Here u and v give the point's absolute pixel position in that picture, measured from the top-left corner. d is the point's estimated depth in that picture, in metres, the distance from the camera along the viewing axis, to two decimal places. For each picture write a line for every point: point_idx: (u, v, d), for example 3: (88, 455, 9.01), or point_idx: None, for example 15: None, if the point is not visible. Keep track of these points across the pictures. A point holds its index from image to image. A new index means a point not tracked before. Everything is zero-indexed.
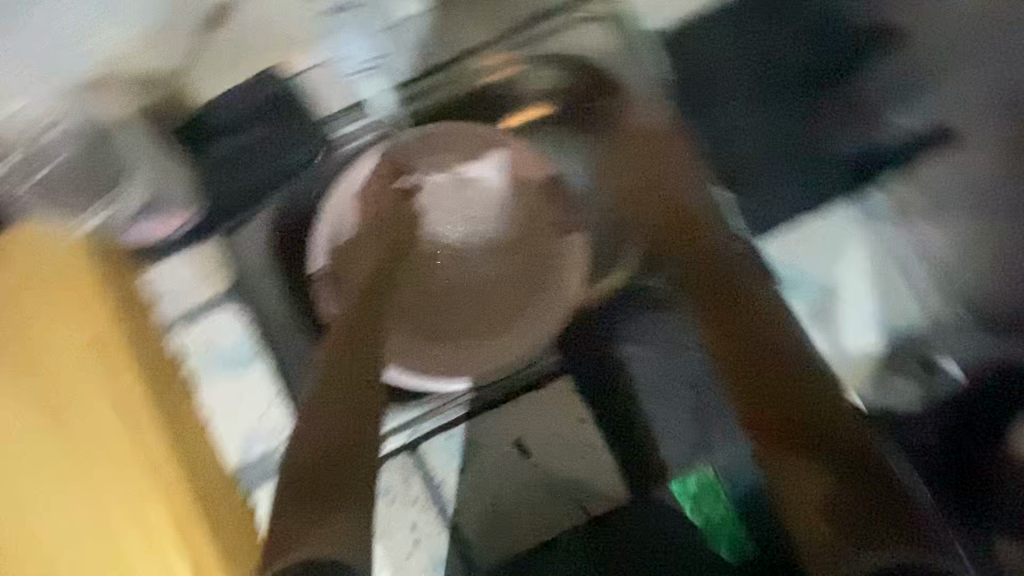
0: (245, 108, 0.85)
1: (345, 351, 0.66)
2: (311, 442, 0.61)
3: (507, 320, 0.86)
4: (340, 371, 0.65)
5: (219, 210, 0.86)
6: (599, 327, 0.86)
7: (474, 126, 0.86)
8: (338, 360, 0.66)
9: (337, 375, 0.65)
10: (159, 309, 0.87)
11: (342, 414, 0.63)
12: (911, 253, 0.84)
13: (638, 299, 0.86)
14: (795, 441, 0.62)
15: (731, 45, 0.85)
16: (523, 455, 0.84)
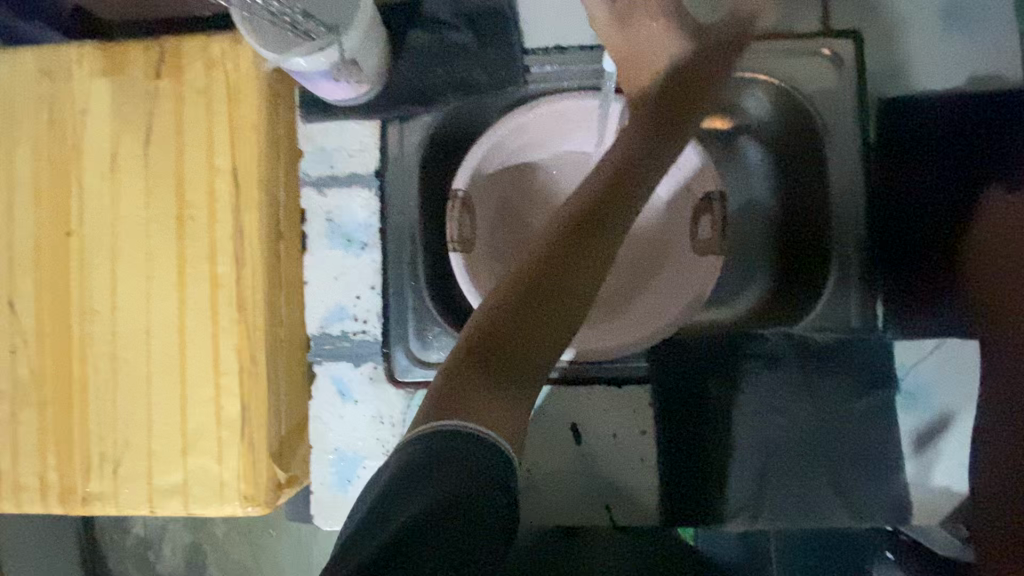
0: (460, 13, 0.86)
1: (555, 275, 0.62)
2: (476, 351, 0.58)
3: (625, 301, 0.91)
4: (550, 274, 0.62)
5: (393, 94, 0.86)
6: (698, 357, 0.84)
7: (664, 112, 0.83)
8: (539, 279, 0.62)
9: (523, 283, 0.61)
10: (303, 164, 0.90)
11: (542, 322, 0.61)
12: None
13: (747, 345, 0.84)
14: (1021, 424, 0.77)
15: (943, 141, 0.83)
16: (575, 441, 0.84)
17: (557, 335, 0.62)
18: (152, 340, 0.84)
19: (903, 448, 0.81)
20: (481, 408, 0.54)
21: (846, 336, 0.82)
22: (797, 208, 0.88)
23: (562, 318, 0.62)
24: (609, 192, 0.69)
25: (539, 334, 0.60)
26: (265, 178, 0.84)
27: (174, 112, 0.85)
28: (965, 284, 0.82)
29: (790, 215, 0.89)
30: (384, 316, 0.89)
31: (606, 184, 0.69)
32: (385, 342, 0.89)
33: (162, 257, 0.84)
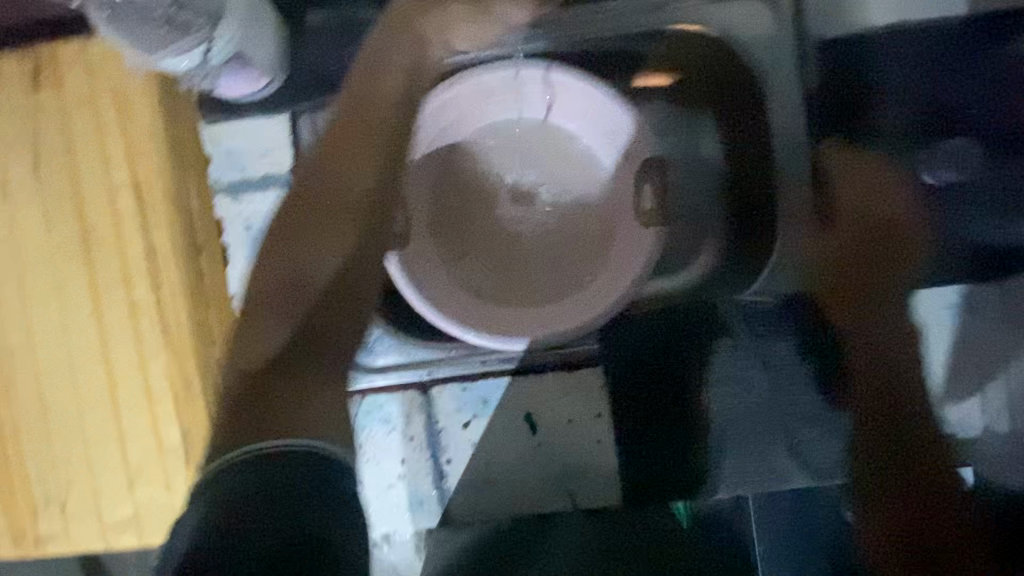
0: None
1: (289, 261, 0.76)
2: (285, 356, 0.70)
3: (568, 287, 0.86)
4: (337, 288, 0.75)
5: (300, 84, 0.80)
6: (649, 330, 0.83)
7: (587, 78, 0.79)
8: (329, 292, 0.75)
9: (293, 294, 0.74)
10: (212, 169, 0.84)
11: (328, 328, 0.74)
12: (998, 361, 0.78)
13: (692, 315, 0.83)
14: (899, 421, 0.79)
15: (893, 77, 0.78)
16: (530, 430, 0.82)
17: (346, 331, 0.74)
18: (76, 376, 0.79)
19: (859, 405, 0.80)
20: (300, 421, 0.60)
21: (796, 296, 0.80)
22: (744, 166, 0.83)
23: (349, 310, 0.75)
24: (361, 208, 0.78)
25: (337, 326, 0.74)
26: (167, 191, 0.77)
27: (59, 128, 0.77)
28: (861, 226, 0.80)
29: (737, 174, 0.83)
30: None
31: (362, 207, 0.78)
32: None
33: (71, 287, 0.78)
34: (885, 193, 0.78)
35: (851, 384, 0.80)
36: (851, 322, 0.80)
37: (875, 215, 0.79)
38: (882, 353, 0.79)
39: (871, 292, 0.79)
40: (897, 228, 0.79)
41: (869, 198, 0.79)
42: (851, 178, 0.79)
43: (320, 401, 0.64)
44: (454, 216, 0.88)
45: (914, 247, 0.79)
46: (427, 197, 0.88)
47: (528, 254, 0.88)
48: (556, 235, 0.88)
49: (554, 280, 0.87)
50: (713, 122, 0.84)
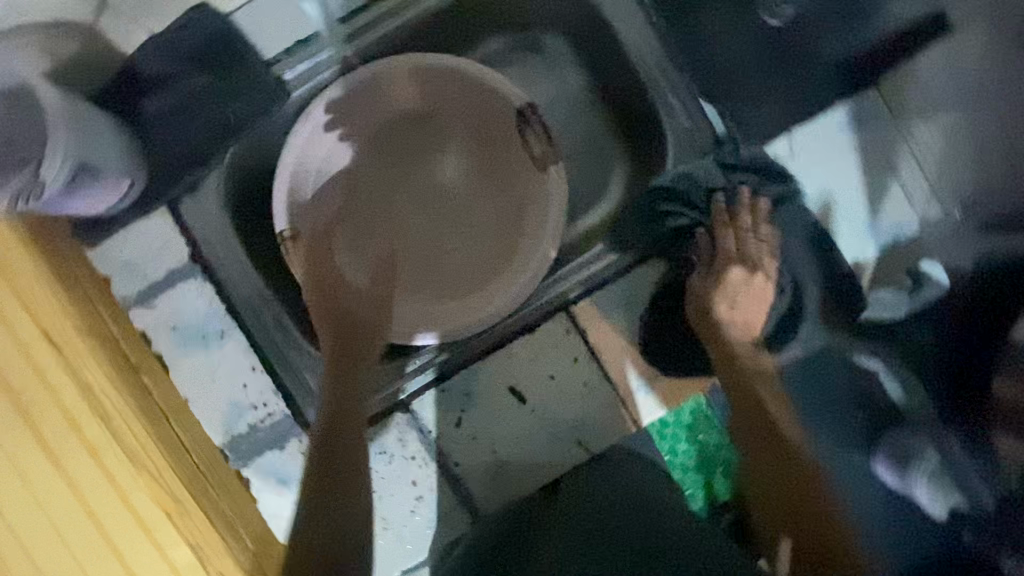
0: (176, 56, 0.76)
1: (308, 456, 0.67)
2: None
3: (504, 248, 0.88)
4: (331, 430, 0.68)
5: (165, 174, 0.78)
6: (599, 263, 0.81)
7: (435, 57, 0.81)
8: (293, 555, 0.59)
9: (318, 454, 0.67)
10: (115, 287, 0.78)
11: None
12: (905, 156, 0.81)
13: (630, 228, 0.82)
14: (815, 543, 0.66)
15: None
16: (519, 402, 0.81)
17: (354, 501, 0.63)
18: (66, 539, 0.76)
19: (803, 247, 0.81)
20: None
21: (711, 174, 0.81)
22: (601, 86, 0.87)
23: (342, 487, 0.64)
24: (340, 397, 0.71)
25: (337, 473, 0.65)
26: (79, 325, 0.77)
27: None
28: (739, 84, 0.81)
29: (609, 96, 0.88)
30: (281, 389, 0.81)
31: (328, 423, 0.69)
32: (296, 412, 0.81)
33: (25, 461, 0.75)
34: (743, 47, 0.81)
35: (794, 229, 0.81)
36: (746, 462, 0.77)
37: (739, 77, 0.81)
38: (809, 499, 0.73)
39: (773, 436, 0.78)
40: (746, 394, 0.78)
41: (726, 63, 0.81)
42: (734, 288, 0.78)
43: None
44: (367, 231, 0.90)
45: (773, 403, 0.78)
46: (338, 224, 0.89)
47: (456, 232, 0.91)
48: (475, 206, 0.91)
49: (488, 245, 0.89)
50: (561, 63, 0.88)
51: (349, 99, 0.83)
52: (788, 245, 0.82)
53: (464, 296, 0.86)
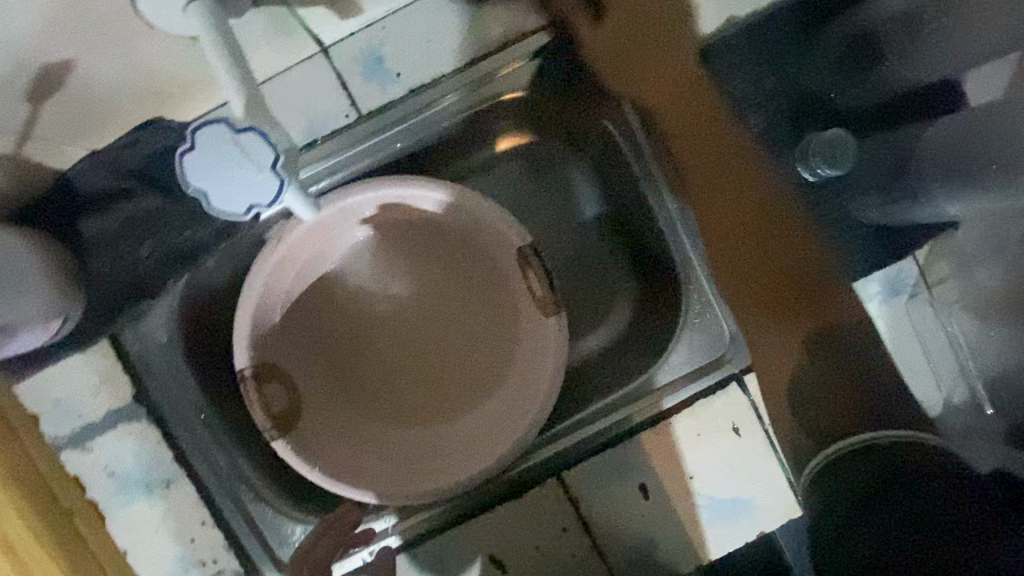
0: (123, 174, 0.64)
1: None
2: None
3: (488, 383, 0.80)
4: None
5: (107, 303, 0.68)
6: (609, 424, 0.75)
7: (443, 184, 0.72)
8: None
9: None
10: (45, 426, 0.69)
11: None
12: (936, 331, 0.74)
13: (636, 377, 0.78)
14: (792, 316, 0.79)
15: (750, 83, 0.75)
16: (498, 570, 0.74)
17: None
18: None
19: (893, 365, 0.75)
20: None
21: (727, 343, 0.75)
22: (611, 218, 0.82)
23: None
24: None
25: None
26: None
27: None
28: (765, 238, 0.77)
29: (623, 218, 0.81)
30: (233, 545, 0.72)
31: None
32: (250, 569, 0.72)
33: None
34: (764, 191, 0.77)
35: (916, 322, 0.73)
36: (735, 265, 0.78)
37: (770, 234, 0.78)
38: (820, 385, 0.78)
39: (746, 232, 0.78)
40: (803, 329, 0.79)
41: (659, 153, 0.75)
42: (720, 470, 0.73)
43: None
44: (346, 347, 0.81)
45: (836, 307, 0.77)
46: (312, 346, 0.80)
47: (437, 357, 0.82)
48: (461, 328, 0.82)
49: (473, 377, 0.81)
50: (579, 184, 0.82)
51: (336, 224, 0.73)
52: (897, 351, 0.74)
53: (449, 433, 0.78)
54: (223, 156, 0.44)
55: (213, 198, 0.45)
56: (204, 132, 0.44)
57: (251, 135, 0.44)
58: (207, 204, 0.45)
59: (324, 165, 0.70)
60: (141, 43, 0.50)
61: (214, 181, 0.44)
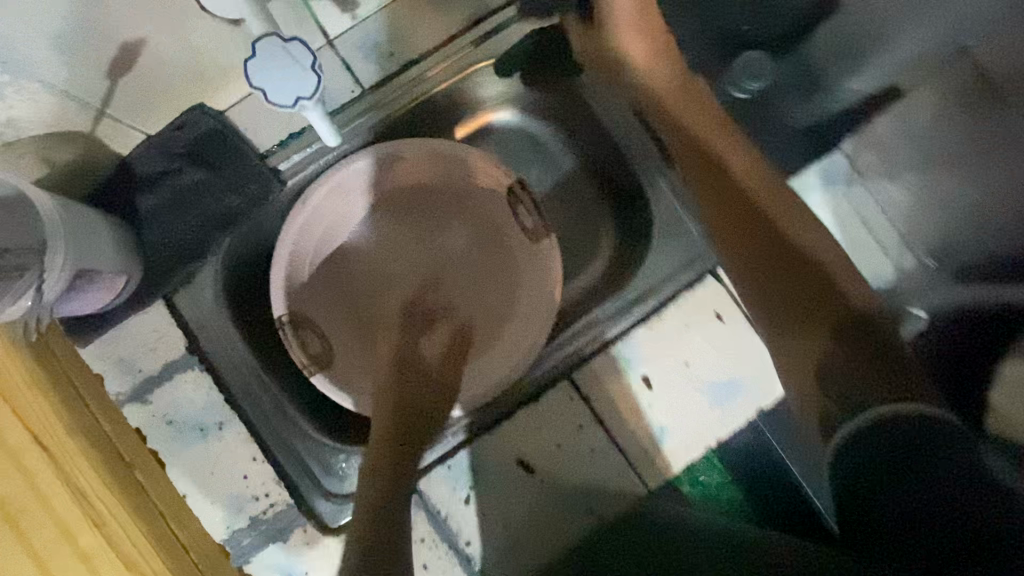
0: (172, 154, 0.77)
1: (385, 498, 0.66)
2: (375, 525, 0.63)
3: (500, 314, 0.89)
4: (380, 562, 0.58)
5: (161, 267, 0.78)
6: (604, 331, 0.84)
7: (439, 142, 0.85)
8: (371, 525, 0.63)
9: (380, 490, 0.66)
10: (108, 384, 0.78)
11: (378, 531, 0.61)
12: (874, 210, 0.85)
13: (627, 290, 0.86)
14: (820, 312, 0.65)
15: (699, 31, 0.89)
16: (526, 472, 0.81)
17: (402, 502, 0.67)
18: None
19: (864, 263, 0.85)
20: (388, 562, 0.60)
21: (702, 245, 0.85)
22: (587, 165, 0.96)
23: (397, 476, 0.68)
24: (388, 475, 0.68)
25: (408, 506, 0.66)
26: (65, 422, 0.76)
27: None
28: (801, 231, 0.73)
29: (598, 160, 0.95)
30: (283, 478, 0.79)
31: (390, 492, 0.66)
32: (300, 499, 0.79)
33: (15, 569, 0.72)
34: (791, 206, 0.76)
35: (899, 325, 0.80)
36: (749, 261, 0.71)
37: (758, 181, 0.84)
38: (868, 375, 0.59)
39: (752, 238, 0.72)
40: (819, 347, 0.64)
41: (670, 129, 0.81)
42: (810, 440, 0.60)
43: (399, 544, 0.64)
44: (366, 300, 0.90)
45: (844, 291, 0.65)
46: (337, 302, 0.89)
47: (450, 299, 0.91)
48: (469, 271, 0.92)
49: (486, 311, 0.90)
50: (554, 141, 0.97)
51: (347, 191, 0.85)
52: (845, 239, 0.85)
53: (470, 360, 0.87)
54: (278, 59, 0.58)
55: (269, 93, 0.59)
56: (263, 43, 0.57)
57: (297, 43, 0.58)
58: (265, 97, 0.59)
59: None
60: (193, 29, 0.63)
61: (269, 79, 0.58)
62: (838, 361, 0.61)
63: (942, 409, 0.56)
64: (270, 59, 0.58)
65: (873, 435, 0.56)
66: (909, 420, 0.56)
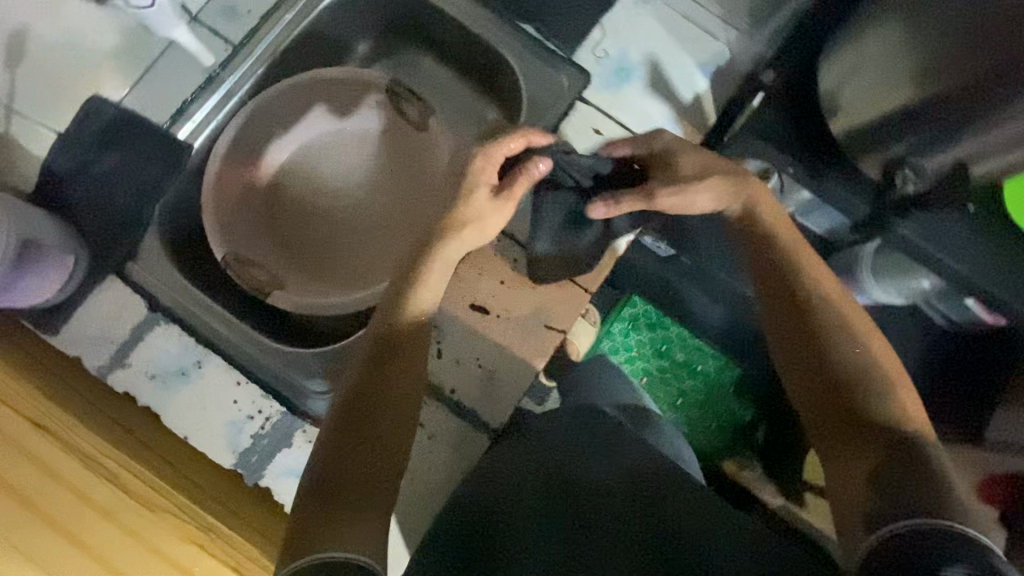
0: (87, 146, 0.86)
1: (360, 426, 0.61)
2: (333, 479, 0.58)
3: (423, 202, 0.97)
4: (331, 498, 0.57)
5: (105, 246, 0.86)
6: None
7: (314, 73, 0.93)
8: (334, 488, 0.57)
9: (357, 432, 0.61)
10: (87, 361, 0.84)
11: (350, 484, 0.58)
12: (691, 5, 0.96)
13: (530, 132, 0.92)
14: (858, 437, 0.63)
15: None
16: (484, 314, 0.89)
17: (377, 485, 0.59)
18: None
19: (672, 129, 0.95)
20: (338, 531, 0.54)
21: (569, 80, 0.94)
22: (451, 62, 1.02)
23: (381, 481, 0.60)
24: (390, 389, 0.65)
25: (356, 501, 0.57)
26: (40, 387, 0.74)
27: None
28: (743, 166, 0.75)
29: (462, 58, 1.00)
30: (270, 391, 0.85)
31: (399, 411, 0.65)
32: (292, 406, 0.85)
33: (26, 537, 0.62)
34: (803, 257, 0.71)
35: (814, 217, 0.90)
36: (853, 471, 0.61)
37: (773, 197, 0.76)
38: (907, 484, 0.56)
39: (854, 447, 0.62)
40: (868, 452, 0.61)
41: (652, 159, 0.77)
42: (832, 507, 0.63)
43: (358, 532, 0.54)
44: (297, 235, 0.98)
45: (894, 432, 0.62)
46: (272, 246, 0.96)
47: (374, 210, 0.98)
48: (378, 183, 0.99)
49: (410, 205, 0.98)
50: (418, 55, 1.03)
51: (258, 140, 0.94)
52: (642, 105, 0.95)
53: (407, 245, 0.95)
54: None
55: None
56: None
57: None
58: None
59: (220, 94, 0.90)
60: None
61: None
62: (894, 470, 0.58)
63: (976, 534, 0.51)
64: None
65: (889, 552, 0.52)
66: (928, 529, 0.52)
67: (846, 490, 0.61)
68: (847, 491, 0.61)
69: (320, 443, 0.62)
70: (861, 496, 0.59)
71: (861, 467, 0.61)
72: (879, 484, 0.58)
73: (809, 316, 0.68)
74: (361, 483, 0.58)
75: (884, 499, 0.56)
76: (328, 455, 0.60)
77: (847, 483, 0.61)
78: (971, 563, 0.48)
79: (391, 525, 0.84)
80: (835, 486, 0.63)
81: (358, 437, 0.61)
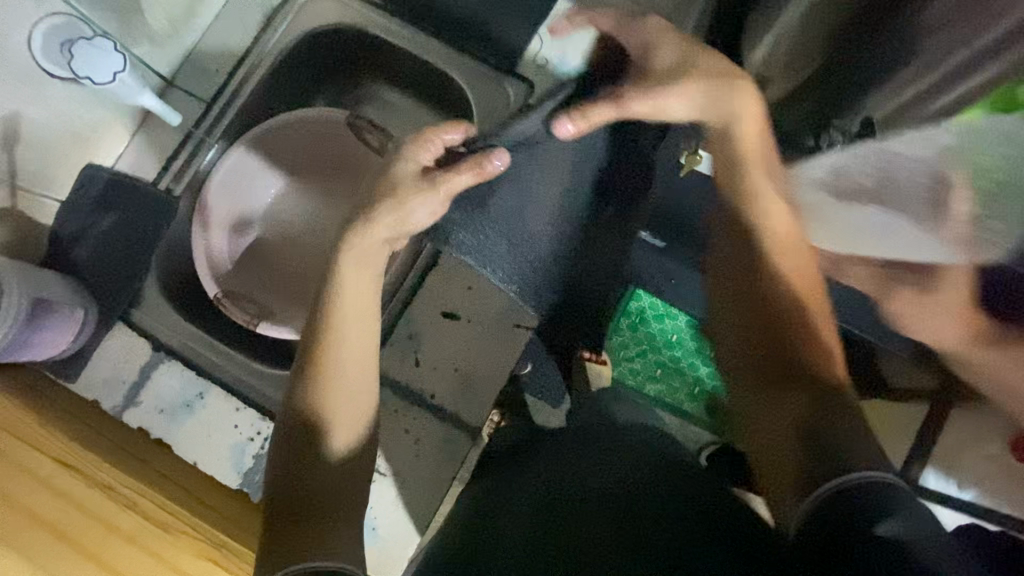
0: (86, 210, 0.95)
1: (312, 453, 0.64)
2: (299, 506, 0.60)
3: None
4: (292, 518, 0.59)
5: (109, 297, 0.95)
6: None
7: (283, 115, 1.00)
8: (296, 510, 0.60)
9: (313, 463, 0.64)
10: (103, 403, 0.92)
11: (313, 506, 0.60)
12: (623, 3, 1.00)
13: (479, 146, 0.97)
14: (786, 384, 0.63)
15: None
16: (455, 320, 0.94)
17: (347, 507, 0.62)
18: None
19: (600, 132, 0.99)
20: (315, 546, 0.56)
21: (513, 91, 0.98)
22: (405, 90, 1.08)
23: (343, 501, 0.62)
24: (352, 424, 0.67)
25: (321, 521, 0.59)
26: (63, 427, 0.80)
27: None
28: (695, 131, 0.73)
29: (415, 86, 1.07)
30: (266, 413, 0.92)
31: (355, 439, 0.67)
32: None
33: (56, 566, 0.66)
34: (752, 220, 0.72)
35: None
36: (781, 425, 0.60)
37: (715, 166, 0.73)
38: (833, 433, 0.56)
39: (780, 393, 0.62)
40: (795, 403, 0.61)
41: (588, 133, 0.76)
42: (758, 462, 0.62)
43: (337, 536, 0.57)
44: (280, 267, 1.05)
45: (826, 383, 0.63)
46: (260, 280, 1.04)
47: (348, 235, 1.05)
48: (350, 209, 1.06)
49: None
50: (375, 87, 1.09)
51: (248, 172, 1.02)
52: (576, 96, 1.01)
53: None
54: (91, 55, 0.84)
55: (94, 77, 0.85)
56: (78, 49, 0.84)
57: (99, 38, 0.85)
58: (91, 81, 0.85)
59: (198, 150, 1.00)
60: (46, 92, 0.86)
61: (92, 70, 0.85)
62: (822, 421, 0.58)
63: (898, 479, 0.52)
64: (89, 54, 0.84)
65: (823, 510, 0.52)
66: (868, 482, 0.51)
67: (767, 442, 0.61)
68: (772, 445, 0.60)
69: (277, 472, 0.64)
70: (788, 453, 0.58)
71: (787, 418, 0.60)
72: (806, 429, 0.58)
73: (760, 288, 0.69)
74: (326, 503, 0.61)
75: (810, 454, 0.56)
76: (289, 483, 0.62)
77: (768, 432, 0.61)
78: (903, 514, 0.48)
79: (397, 522, 0.88)
80: (759, 441, 0.62)
81: (323, 465, 0.64)
